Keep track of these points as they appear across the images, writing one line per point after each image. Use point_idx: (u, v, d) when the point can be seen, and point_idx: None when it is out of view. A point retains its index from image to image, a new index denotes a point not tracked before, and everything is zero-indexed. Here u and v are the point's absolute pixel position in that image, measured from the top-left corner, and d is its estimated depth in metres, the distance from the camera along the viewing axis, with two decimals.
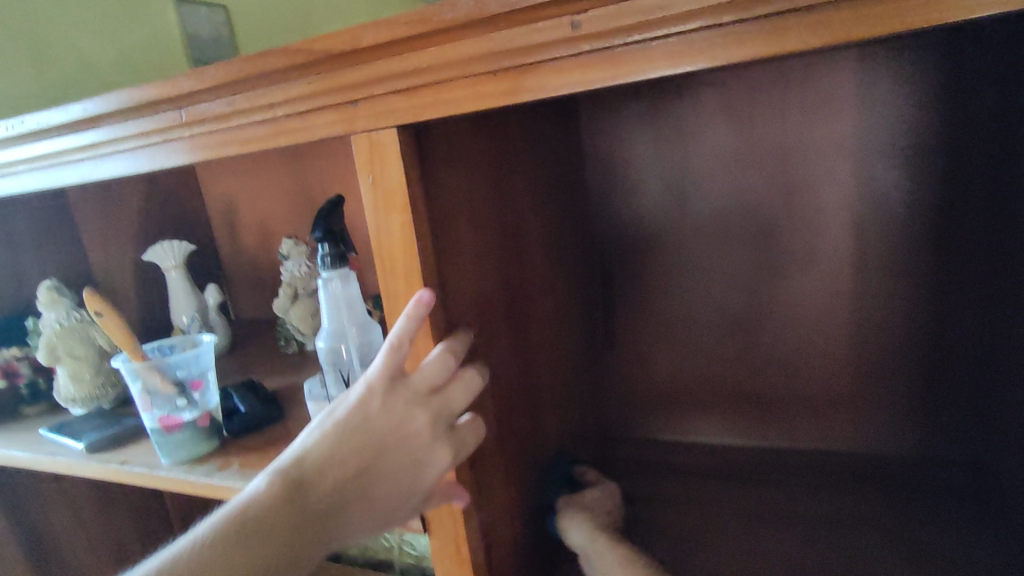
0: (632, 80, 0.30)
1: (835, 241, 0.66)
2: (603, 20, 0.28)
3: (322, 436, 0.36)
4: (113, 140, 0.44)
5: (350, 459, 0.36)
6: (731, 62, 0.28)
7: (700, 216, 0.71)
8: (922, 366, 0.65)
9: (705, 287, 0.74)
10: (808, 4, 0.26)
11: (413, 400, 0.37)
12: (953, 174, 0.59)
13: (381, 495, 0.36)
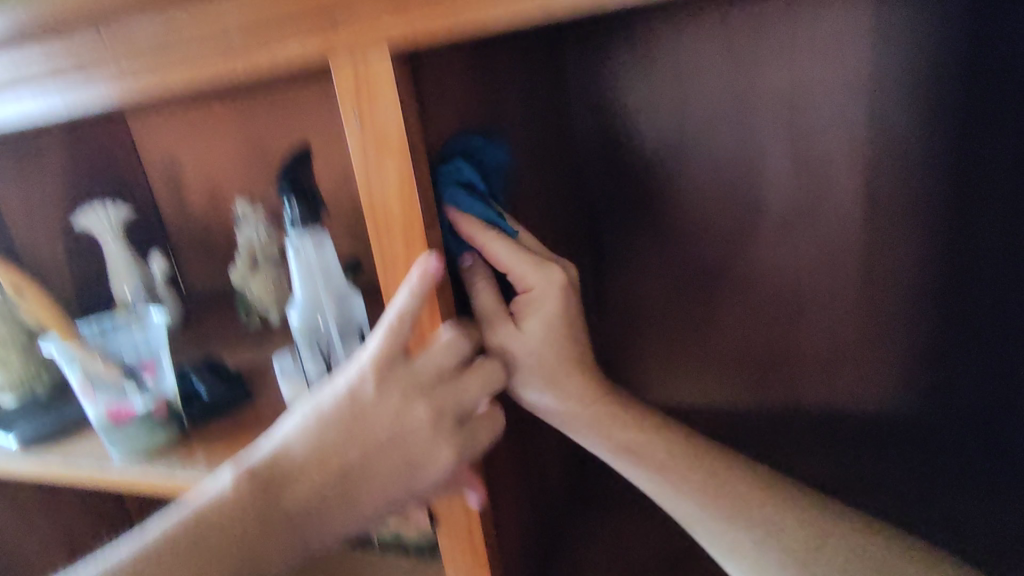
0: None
1: (846, 191, 0.63)
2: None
3: (312, 426, 0.36)
4: (13, 77, 0.35)
5: (336, 454, 0.35)
6: None
7: (697, 166, 0.68)
8: (937, 322, 0.64)
9: (703, 241, 0.70)
10: None
11: (412, 391, 0.35)
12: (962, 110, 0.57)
13: (370, 494, 0.35)
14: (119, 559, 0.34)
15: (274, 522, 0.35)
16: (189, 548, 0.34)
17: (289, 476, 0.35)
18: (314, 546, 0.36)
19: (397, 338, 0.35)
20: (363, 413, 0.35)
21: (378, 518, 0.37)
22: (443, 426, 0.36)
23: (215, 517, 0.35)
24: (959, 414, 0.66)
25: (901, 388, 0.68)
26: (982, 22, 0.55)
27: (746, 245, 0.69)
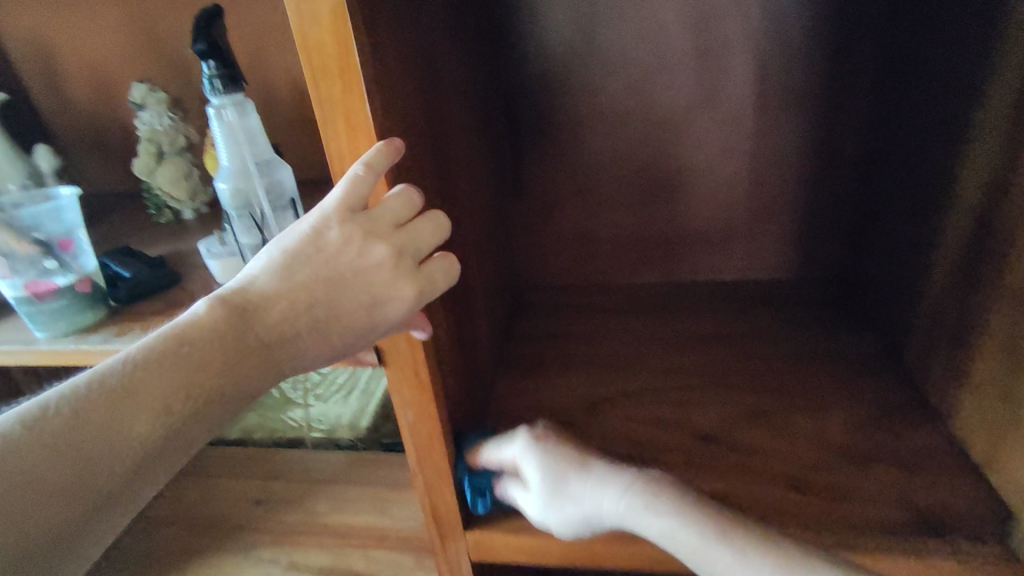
0: None
1: (737, 74, 0.70)
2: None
3: (278, 263, 0.37)
4: None
5: (302, 290, 0.37)
6: None
7: (608, 54, 0.72)
8: (806, 197, 0.75)
9: (613, 128, 0.76)
10: None
11: (374, 233, 0.37)
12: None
13: (335, 329, 0.37)
14: (79, 387, 0.34)
15: (246, 345, 0.36)
16: (159, 362, 0.35)
17: (255, 307, 0.36)
18: (282, 367, 0.37)
19: (360, 183, 0.35)
20: (327, 251, 0.37)
21: (342, 354, 0.39)
22: (405, 264, 0.38)
23: (179, 342, 0.35)
24: (813, 276, 0.80)
25: (773, 256, 0.80)
26: None
27: (652, 132, 0.75)
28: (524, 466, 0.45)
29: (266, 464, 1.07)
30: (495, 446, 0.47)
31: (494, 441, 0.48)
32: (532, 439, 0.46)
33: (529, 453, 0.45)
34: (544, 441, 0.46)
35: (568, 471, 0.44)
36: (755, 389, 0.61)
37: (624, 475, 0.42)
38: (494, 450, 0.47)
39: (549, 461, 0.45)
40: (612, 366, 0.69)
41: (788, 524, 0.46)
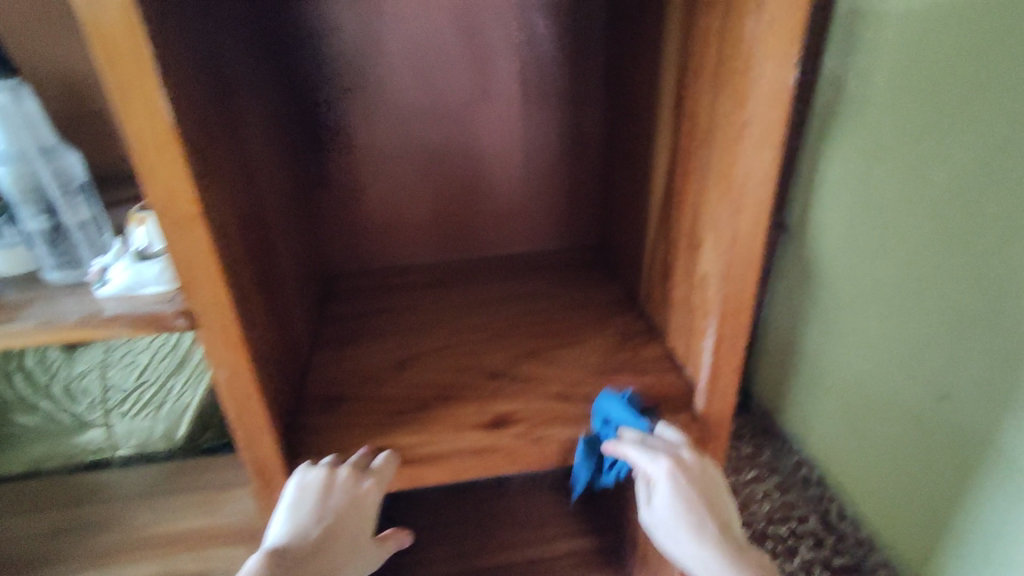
0: None
1: (505, 77, 0.85)
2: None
3: (292, 519, 0.53)
4: None
5: (312, 518, 0.53)
6: None
7: (397, 58, 0.82)
8: (567, 178, 0.93)
9: (408, 123, 0.86)
10: None
11: (351, 488, 0.54)
12: (570, 17, 0.82)
13: (344, 524, 0.54)
14: None
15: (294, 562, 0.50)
16: None
17: (302, 554, 0.51)
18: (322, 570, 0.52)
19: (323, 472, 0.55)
20: (320, 496, 0.54)
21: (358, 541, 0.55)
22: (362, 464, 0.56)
23: None
24: (578, 243, 0.98)
25: (548, 229, 0.97)
26: None
27: (440, 127, 0.87)
28: (660, 482, 0.54)
29: (65, 493, 0.97)
30: (647, 451, 0.55)
31: (647, 445, 0.56)
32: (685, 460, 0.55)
33: (670, 475, 0.54)
34: (685, 469, 0.54)
35: (686, 517, 0.53)
36: (533, 333, 0.75)
37: (728, 543, 0.53)
38: (644, 455, 0.55)
39: (680, 491, 0.53)
40: (420, 329, 0.79)
41: (550, 424, 0.60)
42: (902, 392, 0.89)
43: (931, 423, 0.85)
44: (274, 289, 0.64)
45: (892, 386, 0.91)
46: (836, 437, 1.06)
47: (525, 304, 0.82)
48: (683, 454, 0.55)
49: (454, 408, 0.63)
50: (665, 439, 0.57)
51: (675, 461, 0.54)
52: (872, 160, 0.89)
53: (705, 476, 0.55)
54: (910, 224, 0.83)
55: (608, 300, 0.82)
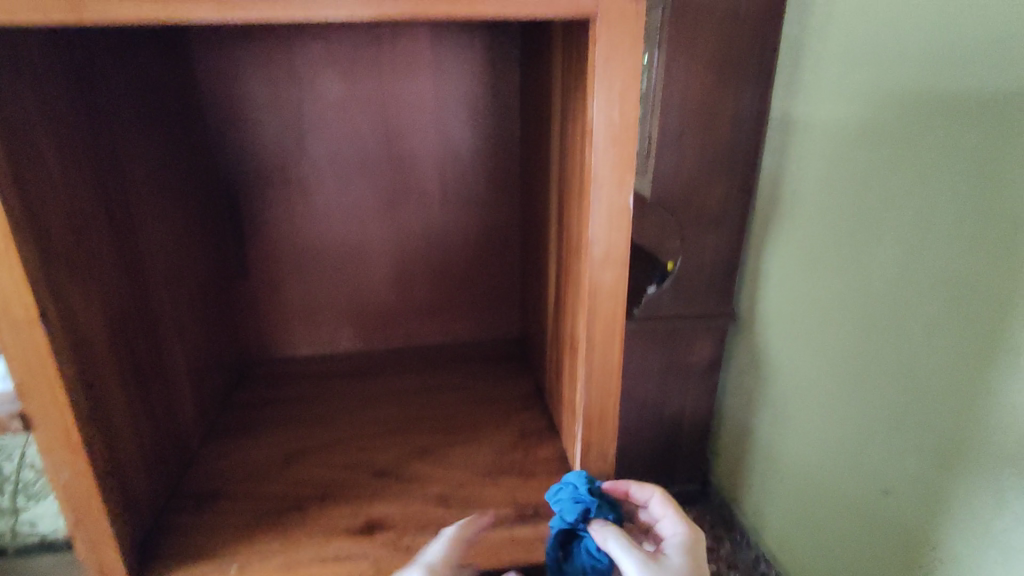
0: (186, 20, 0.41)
1: (426, 176, 0.89)
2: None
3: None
4: None
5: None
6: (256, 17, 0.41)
7: (319, 155, 0.85)
8: (488, 272, 0.95)
9: (329, 215, 0.88)
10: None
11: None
12: (488, 125, 0.89)
13: None
14: None
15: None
16: None
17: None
18: None
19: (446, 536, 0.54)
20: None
21: None
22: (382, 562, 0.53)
23: None
24: (502, 334, 0.99)
25: (471, 320, 0.98)
26: (497, 67, 0.86)
27: (362, 219, 0.89)
28: (681, 545, 0.51)
29: None
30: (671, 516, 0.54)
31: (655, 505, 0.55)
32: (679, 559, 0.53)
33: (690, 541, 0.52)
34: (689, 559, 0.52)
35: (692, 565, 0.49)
36: (433, 430, 0.74)
37: None
38: (674, 512, 0.54)
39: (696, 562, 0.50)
40: (322, 421, 0.77)
41: (422, 531, 0.58)
42: (844, 492, 0.79)
43: (869, 523, 0.75)
44: (157, 380, 0.63)
45: (841, 489, 0.80)
46: (784, 533, 0.94)
47: (434, 397, 0.82)
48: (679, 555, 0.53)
49: (329, 510, 0.61)
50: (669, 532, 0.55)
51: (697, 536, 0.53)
52: (819, 258, 0.81)
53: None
54: (843, 321, 0.78)
55: (518, 395, 0.82)
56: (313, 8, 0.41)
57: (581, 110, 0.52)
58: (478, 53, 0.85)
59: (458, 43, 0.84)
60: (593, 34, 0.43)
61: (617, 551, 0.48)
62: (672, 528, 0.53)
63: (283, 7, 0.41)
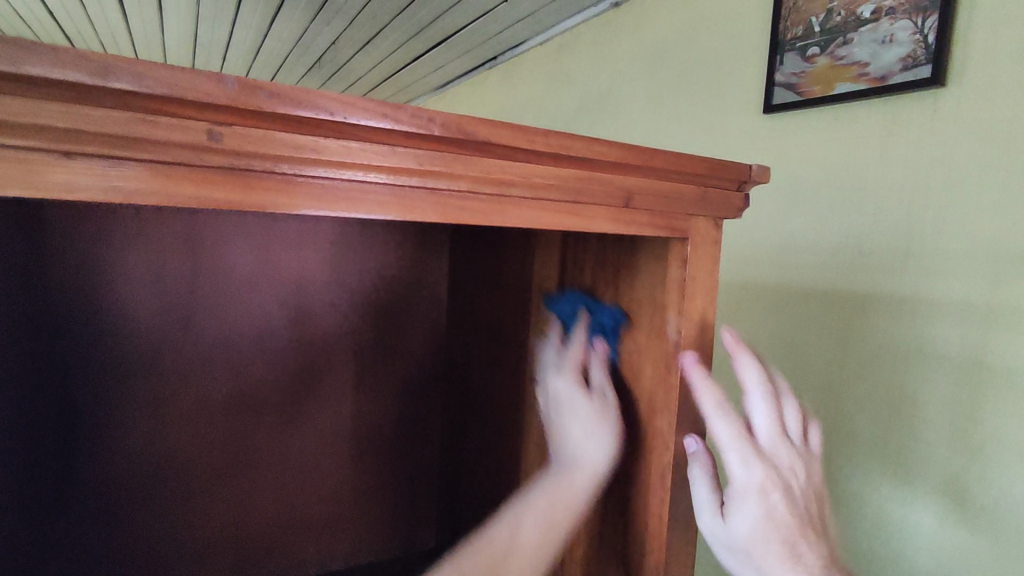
0: (263, 209, 0.28)
1: (337, 367, 0.76)
2: (235, 136, 0.26)
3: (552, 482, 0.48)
4: None
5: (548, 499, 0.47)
6: (364, 214, 0.30)
7: (206, 344, 0.68)
8: (405, 471, 0.82)
9: (210, 419, 0.69)
10: (432, 184, 0.31)
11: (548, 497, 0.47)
12: (412, 309, 0.81)
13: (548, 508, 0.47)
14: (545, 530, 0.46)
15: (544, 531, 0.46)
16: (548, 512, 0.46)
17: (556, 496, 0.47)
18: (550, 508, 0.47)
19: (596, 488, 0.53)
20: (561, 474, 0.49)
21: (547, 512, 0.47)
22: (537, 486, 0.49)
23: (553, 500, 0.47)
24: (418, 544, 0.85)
25: (381, 533, 0.82)
26: (429, 246, 0.80)
27: (253, 420, 0.72)
28: (753, 509, 0.38)
29: None
30: (738, 453, 0.39)
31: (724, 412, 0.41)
32: (803, 485, 0.40)
33: (767, 497, 0.38)
34: (797, 496, 0.39)
35: (754, 508, 0.38)
36: None
37: (787, 531, 0.37)
38: (738, 453, 0.39)
39: (785, 527, 0.37)
40: None
41: None
42: None
43: None
44: None
45: None
46: None
47: None
48: (797, 479, 0.40)
49: None
50: (769, 420, 0.41)
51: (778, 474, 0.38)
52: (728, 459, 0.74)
53: (813, 498, 0.40)
54: None
55: None
56: (438, 209, 0.32)
57: (620, 317, 0.50)
58: (409, 232, 0.79)
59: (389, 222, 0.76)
60: (681, 255, 0.43)
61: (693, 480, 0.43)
62: (737, 476, 0.39)
63: (404, 206, 0.31)
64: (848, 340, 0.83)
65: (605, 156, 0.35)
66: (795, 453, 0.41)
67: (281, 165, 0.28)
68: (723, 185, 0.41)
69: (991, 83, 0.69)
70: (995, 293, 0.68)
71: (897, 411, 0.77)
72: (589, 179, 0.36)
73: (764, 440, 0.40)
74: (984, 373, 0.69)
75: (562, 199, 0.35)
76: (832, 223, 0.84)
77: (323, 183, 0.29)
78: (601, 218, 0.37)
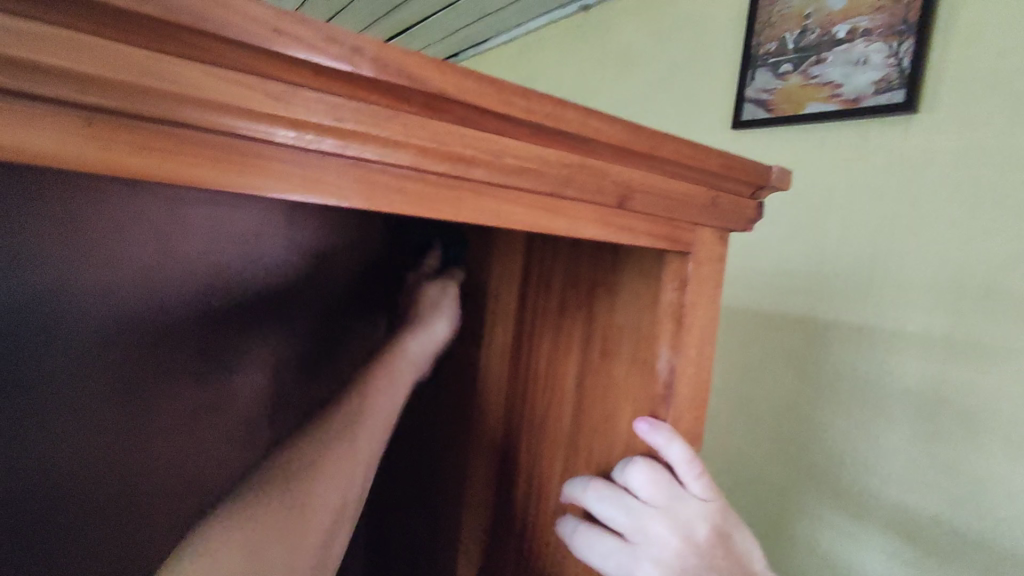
0: (78, 164, 0.17)
1: (249, 385, 0.63)
2: (9, 36, 0.15)
3: None
4: None
5: None
6: (251, 190, 0.20)
7: (76, 365, 0.51)
8: None
9: (77, 460, 0.53)
10: (358, 153, 0.21)
11: None
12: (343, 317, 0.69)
13: None
14: None
15: None
16: None
17: None
18: None
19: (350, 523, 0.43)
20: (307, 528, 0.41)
21: None
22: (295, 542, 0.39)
23: None
24: None
25: None
26: (370, 242, 0.68)
27: (139, 457, 0.57)
28: None
29: None
30: (620, 569, 0.34)
31: (597, 535, 0.35)
32: (695, 542, 0.33)
33: None
34: (698, 567, 0.32)
35: None
36: None
37: None
38: (622, 571, 0.34)
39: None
40: None
41: None
42: None
43: None
44: None
45: None
46: None
47: None
48: (690, 533, 0.33)
49: None
50: (621, 513, 0.34)
51: (668, 557, 0.33)
52: None
53: (717, 541, 0.33)
54: None
55: None
56: (366, 191, 0.22)
57: (593, 343, 0.41)
58: (345, 225, 0.66)
59: (322, 213, 0.63)
60: (679, 274, 0.34)
61: None
62: None
63: (314, 182, 0.21)
64: (807, 372, 0.76)
65: (600, 134, 0.26)
66: (667, 501, 0.34)
67: (102, 96, 0.17)
68: (735, 188, 0.33)
69: (966, 109, 0.64)
70: (958, 327, 0.62)
71: (851, 449, 0.71)
72: (575, 166, 0.26)
73: (631, 532, 0.34)
74: (939, 411, 0.63)
75: (540, 190, 0.26)
76: (795, 246, 0.78)
77: (173, 131, 0.18)
78: (587, 218, 0.28)
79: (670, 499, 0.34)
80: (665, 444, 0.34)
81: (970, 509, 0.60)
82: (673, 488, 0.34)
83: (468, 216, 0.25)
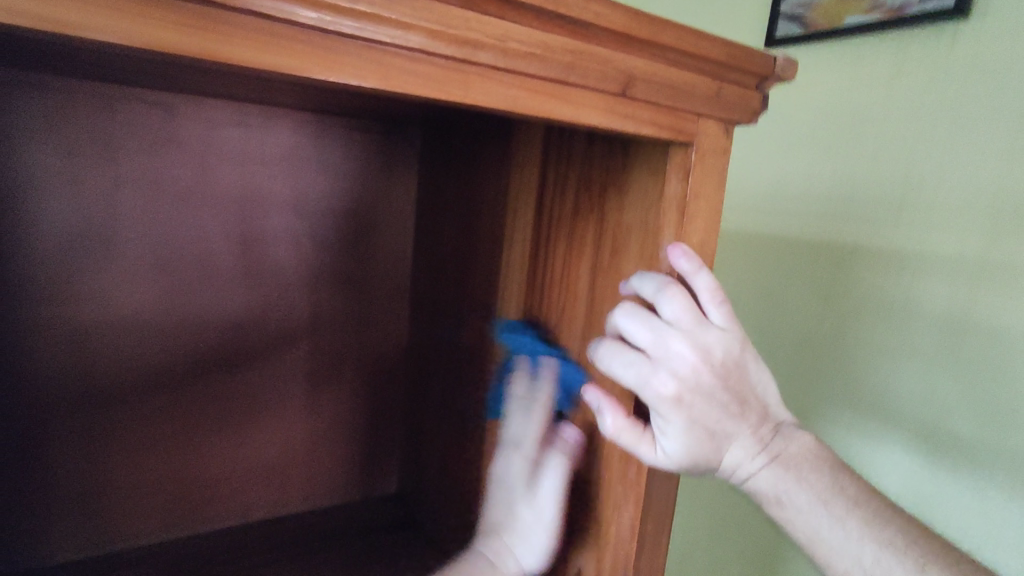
0: (146, 44, 0.21)
1: (290, 296, 0.69)
2: None
3: None
4: None
5: None
6: (280, 69, 0.23)
7: (138, 265, 0.60)
8: (367, 414, 0.77)
9: (145, 349, 0.62)
10: (371, 35, 0.24)
11: None
12: (374, 238, 0.73)
13: None
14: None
15: None
16: None
17: None
18: None
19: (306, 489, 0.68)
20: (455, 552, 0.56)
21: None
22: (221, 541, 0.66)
23: None
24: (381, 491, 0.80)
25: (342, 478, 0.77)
26: (394, 162, 0.72)
27: (198, 354, 0.65)
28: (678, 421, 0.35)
29: None
30: (642, 378, 0.36)
31: (622, 350, 0.37)
32: (712, 363, 0.36)
33: (684, 397, 0.35)
34: (710, 384, 0.36)
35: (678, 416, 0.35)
36: None
37: (711, 415, 0.36)
38: (643, 380, 0.36)
39: (706, 429, 0.36)
40: None
41: None
42: None
43: None
44: None
45: None
46: None
47: None
48: (709, 360, 0.36)
49: None
50: (645, 328, 0.36)
51: (687, 373, 0.35)
52: None
53: (730, 366, 0.36)
54: None
55: None
56: (378, 71, 0.25)
57: (603, 242, 0.43)
58: (369, 144, 0.70)
59: (348, 133, 0.68)
60: (683, 166, 0.35)
61: (616, 433, 0.37)
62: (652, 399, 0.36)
63: (332, 62, 0.24)
64: (829, 293, 0.76)
65: (600, 20, 0.27)
66: (691, 326, 0.36)
67: None
68: (739, 80, 0.34)
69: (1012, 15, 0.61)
70: (991, 248, 0.62)
71: (872, 367, 0.72)
72: (578, 53, 0.28)
73: (653, 346, 0.36)
74: (962, 330, 0.64)
75: (543, 75, 0.28)
76: (823, 167, 0.77)
77: (218, 14, 0.22)
78: (590, 106, 0.30)
79: (694, 325, 0.36)
80: (693, 273, 0.36)
81: (989, 423, 0.62)
82: (698, 316, 0.36)
83: (475, 99, 0.27)
